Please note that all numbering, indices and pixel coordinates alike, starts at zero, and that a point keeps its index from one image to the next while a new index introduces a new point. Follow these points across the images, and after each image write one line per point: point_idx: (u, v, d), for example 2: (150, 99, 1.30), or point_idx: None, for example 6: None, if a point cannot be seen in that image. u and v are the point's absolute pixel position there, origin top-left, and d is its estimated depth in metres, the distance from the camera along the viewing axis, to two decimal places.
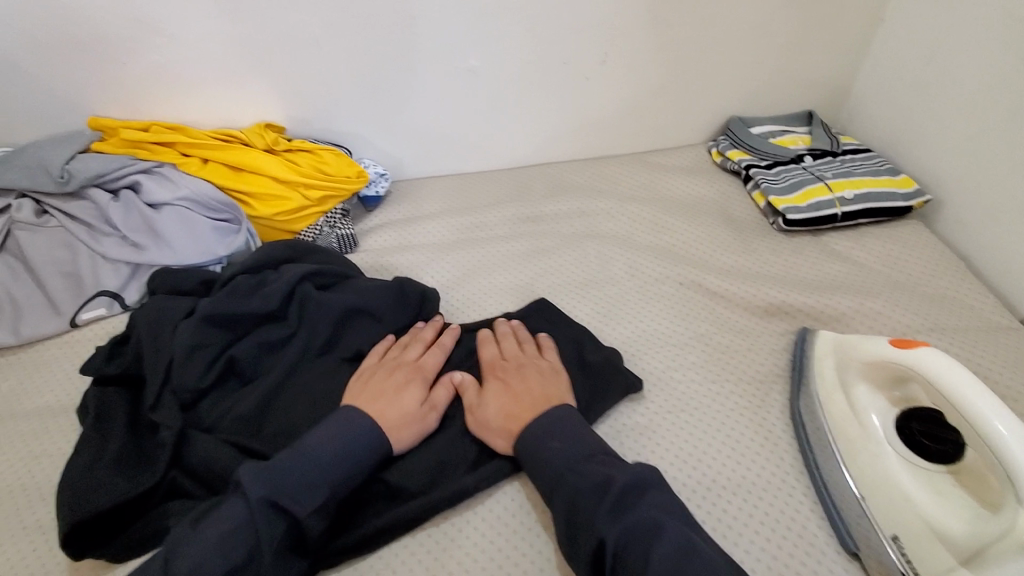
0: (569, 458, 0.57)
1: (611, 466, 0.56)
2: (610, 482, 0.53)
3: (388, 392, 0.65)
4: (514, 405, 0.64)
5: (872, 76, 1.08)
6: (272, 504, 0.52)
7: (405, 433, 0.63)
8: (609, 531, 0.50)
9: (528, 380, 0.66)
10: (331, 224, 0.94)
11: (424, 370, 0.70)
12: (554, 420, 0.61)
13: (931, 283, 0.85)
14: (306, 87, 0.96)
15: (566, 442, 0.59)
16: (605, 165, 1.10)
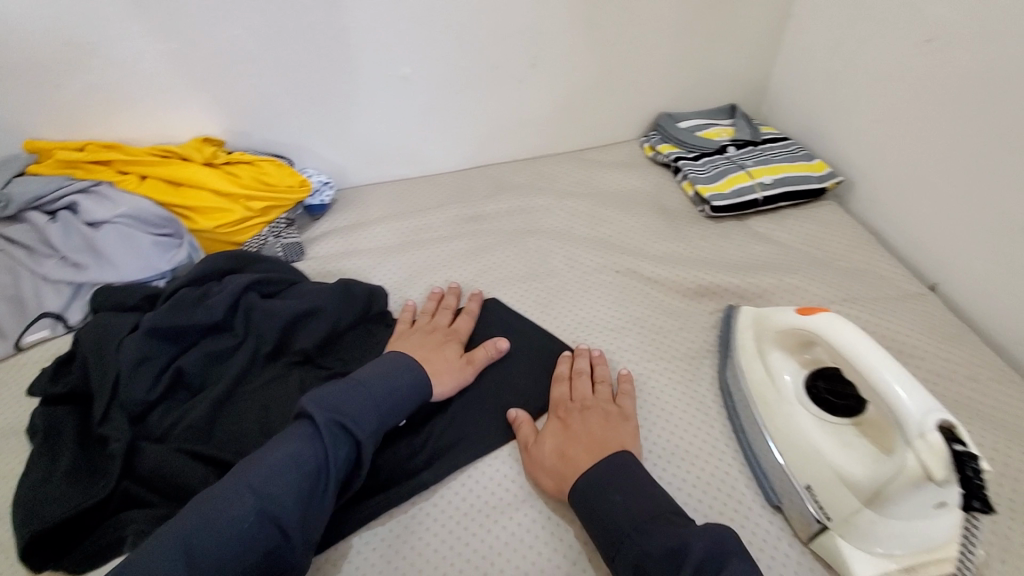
0: (635, 515, 0.54)
1: (682, 529, 0.52)
2: (686, 551, 0.49)
3: (429, 346, 0.73)
4: (576, 447, 0.63)
5: (786, 70, 1.15)
6: (338, 425, 0.58)
7: (445, 378, 0.70)
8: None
9: (589, 425, 0.65)
10: (275, 233, 0.95)
11: (458, 331, 0.78)
12: (618, 465, 0.59)
13: (845, 257, 0.92)
14: (244, 101, 0.98)
15: (632, 499, 0.56)
16: (545, 164, 1.14)
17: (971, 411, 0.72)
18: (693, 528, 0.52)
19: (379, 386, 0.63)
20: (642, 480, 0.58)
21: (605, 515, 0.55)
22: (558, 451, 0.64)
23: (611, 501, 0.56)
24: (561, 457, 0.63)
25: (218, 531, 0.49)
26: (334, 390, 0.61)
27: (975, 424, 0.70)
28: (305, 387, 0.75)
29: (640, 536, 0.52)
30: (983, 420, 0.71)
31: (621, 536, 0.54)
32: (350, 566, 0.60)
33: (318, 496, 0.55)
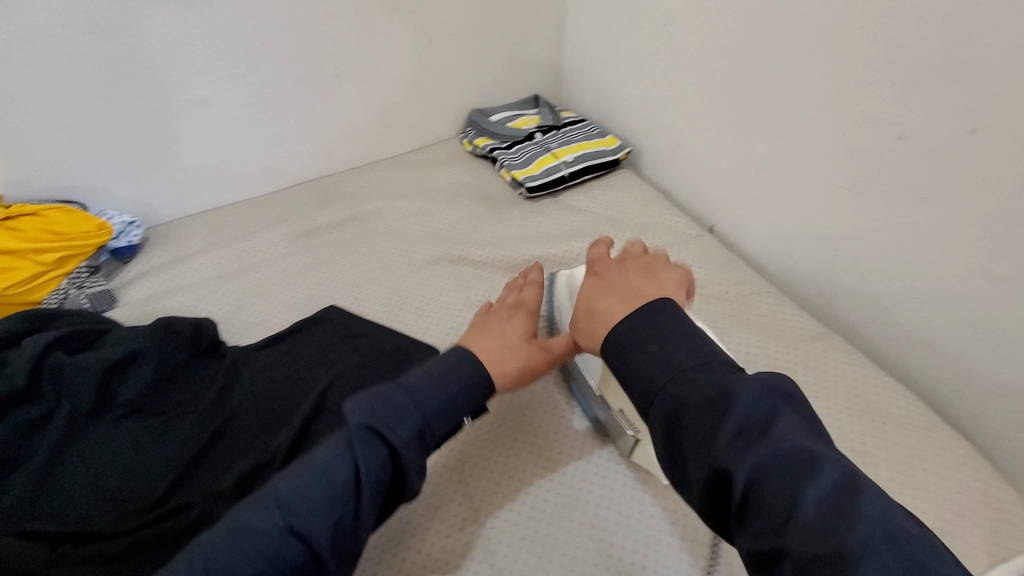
0: (670, 369, 0.48)
1: (727, 380, 0.45)
2: (732, 402, 0.43)
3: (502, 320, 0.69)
4: (602, 299, 0.58)
5: (573, 59, 1.30)
6: (368, 430, 0.52)
7: (506, 363, 0.62)
8: (739, 466, 0.40)
9: (606, 289, 0.59)
10: (77, 284, 0.87)
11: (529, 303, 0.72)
12: (649, 317, 0.52)
13: (640, 215, 1.08)
14: (12, 146, 0.88)
15: (665, 353, 0.49)
16: (371, 171, 1.17)
17: (740, 322, 0.89)
18: (736, 381, 0.45)
19: (423, 374, 0.57)
20: (676, 332, 0.50)
21: (637, 368, 0.49)
22: (585, 308, 0.59)
23: (644, 351, 0.50)
24: (589, 311, 0.58)
25: (267, 539, 0.46)
26: (378, 393, 0.55)
27: (743, 331, 0.88)
28: (140, 436, 0.71)
29: (684, 385, 0.46)
30: (749, 327, 0.89)
31: (653, 390, 0.48)
32: None
33: (355, 513, 0.49)
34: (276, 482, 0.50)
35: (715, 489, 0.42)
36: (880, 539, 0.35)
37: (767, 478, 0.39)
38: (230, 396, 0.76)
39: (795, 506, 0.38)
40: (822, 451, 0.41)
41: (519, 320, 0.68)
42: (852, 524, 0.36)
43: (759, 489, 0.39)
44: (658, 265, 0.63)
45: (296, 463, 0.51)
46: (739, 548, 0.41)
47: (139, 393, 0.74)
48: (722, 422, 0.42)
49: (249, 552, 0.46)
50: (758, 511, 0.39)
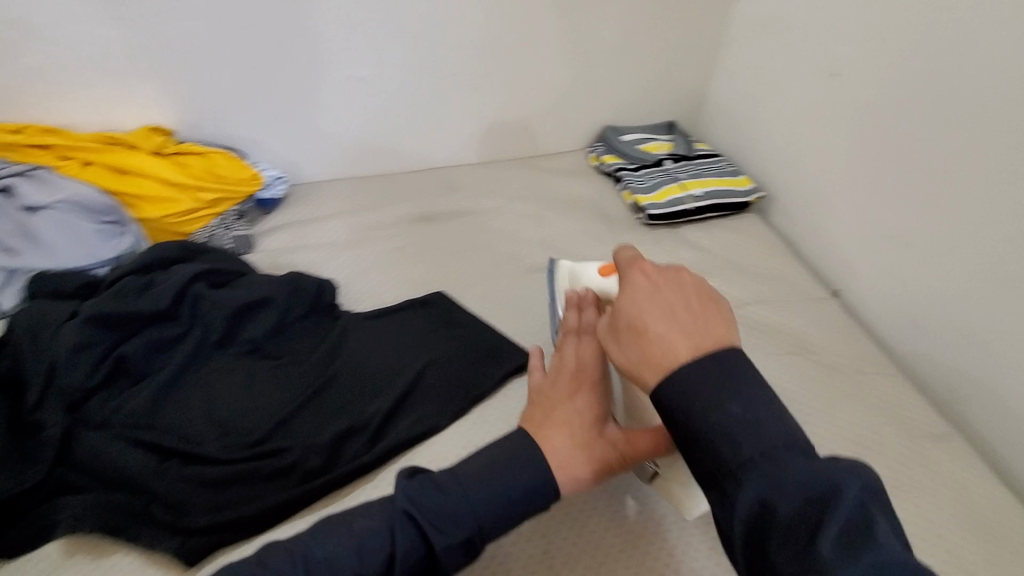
0: (761, 442, 0.40)
1: (824, 466, 0.39)
2: (837, 495, 0.37)
3: (558, 402, 0.61)
4: (657, 316, 0.47)
5: (719, 91, 1.26)
6: (412, 521, 0.51)
7: (578, 468, 0.57)
8: (847, 575, 0.35)
9: (653, 305, 0.48)
10: (225, 225, 0.96)
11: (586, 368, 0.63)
12: (718, 364, 0.43)
13: (763, 264, 1.02)
14: (195, 93, 0.98)
15: (752, 419, 0.41)
16: (495, 168, 1.19)
17: (859, 400, 0.82)
18: (833, 466, 0.39)
19: (477, 472, 0.54)
20: (762, 393, 0.43)
21: (720, 435, 0.41)
22: (631, 322, 0.48)
23: (724, 413, 0.41)
24: (639, 329, 0.47)
25: None
26: (431, 481, 0.53)
27: (862, 412, 0.80)
28: (253, 376, 0.76)
29: (773, 463, 0.39)
30: (868, 408, 0.81)
31: (737, 465, 0.40)
32: None
33: None
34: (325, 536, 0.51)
35: None
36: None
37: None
38: (334, 357, 0.80)
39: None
40: (923, 565, 0.36)
41: (584, 400, 0.61)
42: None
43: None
44: (673, 298, 0.49)
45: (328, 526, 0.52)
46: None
47: (261, 336, 0.80)
48: (826, 518, 0.37)
49: None
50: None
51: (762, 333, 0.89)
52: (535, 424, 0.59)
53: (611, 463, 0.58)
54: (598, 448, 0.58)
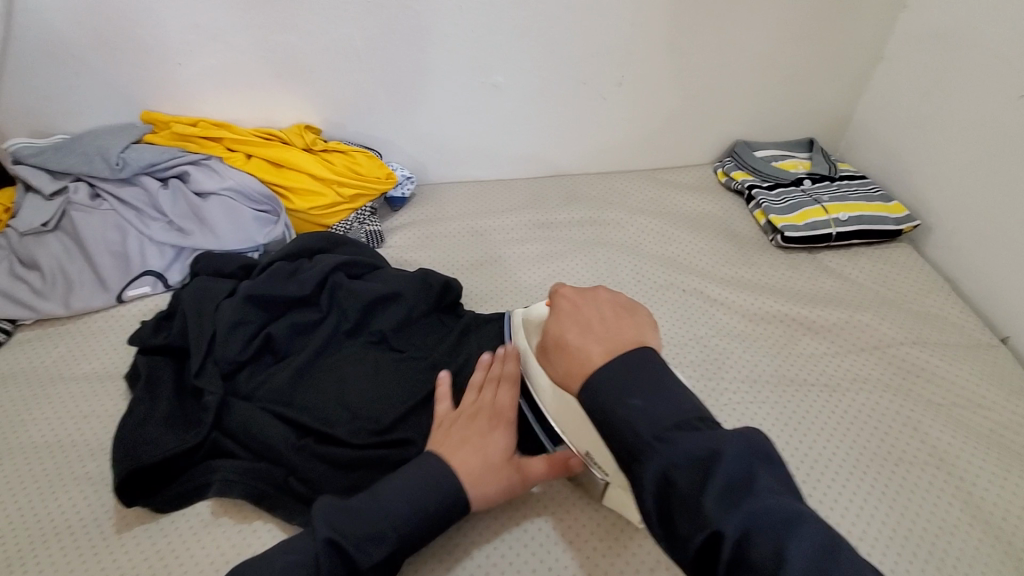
0: (654, 424, 0.44)
1: (708, 434, 0.42)
2: (716, 459, 0.40)
3: (477, 438, 0.62)
4: (575, 331, 0.53)
5: (871, 110, 1.17)
6: (337, 546, 0.51)
7: (489, 487, 0.59)
8: (730, 524, 0.38)
9: (572, 321, 0.55)
10: (360, 221, 1.01)
11: (503, 412, 0.65)
12: (635, 363, 0.48)
13: (917, 300, 0.92)
14: (345, 95, 1.04)
15: (653, 404, 0.45)
16: (616, 180, 1.18)
17: None
18: (722, 434, 0.42)
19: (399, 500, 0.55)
20: (641, 376, 0.47)
21: (625, 424, 0.45)
22: (554, 337, 0.54)
23: (626, 405, 0.45)
24: (559, 342, 0.53)
25: None
26: (351, 506, 0.54)
27: None
28: (380, 366, 0.79)
29: (667, 443, 0.42)
30: None
31: (641, 446, 0.43)
32: None
33: None
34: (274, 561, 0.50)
35: (708, 553, 0.39)
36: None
37: (757, 536, 0.37)
38: (458, 356, 0.80)
39: (782, 568, 0.36)
40: (798, 506, 0.39)
41: (499, 435, 0.62)
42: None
43: (748, 548, 0.37)
44: (572, 319, 0.55)
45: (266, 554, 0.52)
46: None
47: (391, 330, 0.82)
48: (708, 478, 0.39)
49: None
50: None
51: (917, 376, 0.81)
52: (444, 446, 0.61)
53: (512, 485, 0.61)
54: (506, 473, 0.61)
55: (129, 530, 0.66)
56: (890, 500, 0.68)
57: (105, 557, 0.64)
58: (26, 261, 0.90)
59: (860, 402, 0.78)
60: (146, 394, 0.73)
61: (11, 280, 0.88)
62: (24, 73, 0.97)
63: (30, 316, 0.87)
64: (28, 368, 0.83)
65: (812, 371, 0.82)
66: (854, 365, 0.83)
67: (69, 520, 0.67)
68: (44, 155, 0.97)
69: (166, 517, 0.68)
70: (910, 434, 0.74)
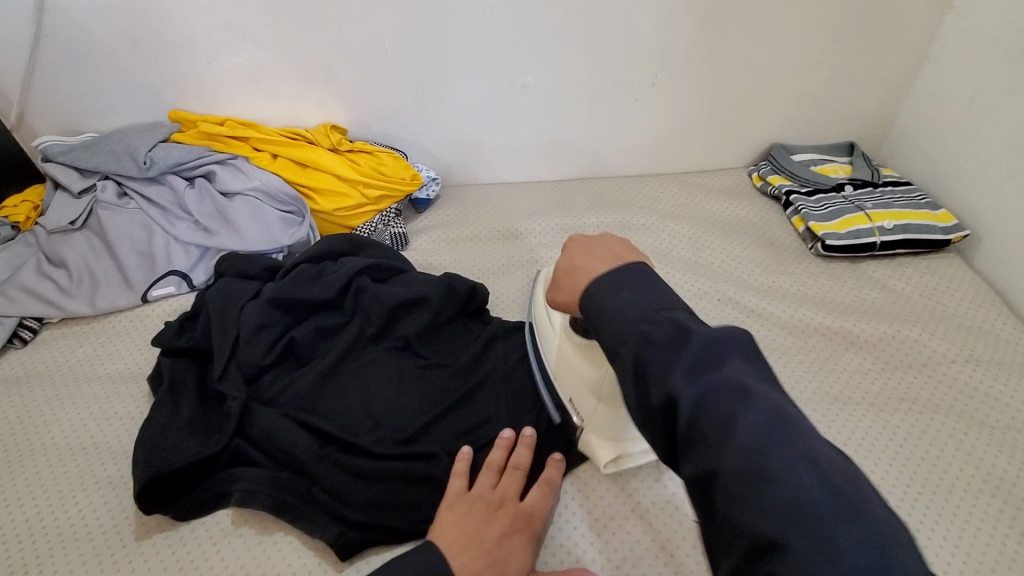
0: (642, 312, 0.43)
1: (690, 323, 0.42)
2: (690, 335, 0.40)
3: (494, 538, 0.56)
4: (581, 256, 0.53)
5: (915, 113, 1.11)
6: None
7: None
8: (685, 388, 0.38)
9: (576, 249, 0.55)
10: (385, 222, 1.00)
11: (525, 515, 0.60)
12: (631, 272, 0.47)
13: (967, 315, 0.88)
14: (371, 94, 1.03)
15: (642, 300, 0.44)
16: (647, 183, 1.15)
17: None
18: (708, 327, 0.41)
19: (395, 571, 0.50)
20: (642, 282, 0.46)
21: (614, 317, 0.44)
22: (565, 266, 0.54)
23: (617, 301, 0.45)
24: (568, 269, 0.53)
25: None
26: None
27: None
28: (405, 373, 0.77)
29: (648, 326, 0.42)
30: None
31: (619, 334, 0.43)
32: None
33: None
34: None
35: (670, 423, 0.38)
36: (809, 471, 0.34)
37: (712, 403, 0.37)
38: (484, 365, 0.78)
39: (730, 431, 0.35)
40: (762, 387, 0.38)
41: (518, 541, 0.57)
42: (778, 450, 0.35)
43: (702, 413, 0.37)
44: (578, 250, 0.55)
45: None
46: (682, 476, 0.38)
47: (415, 336, 0.80)
48: (678, 355, 0.39)
49: None
50: (707, 440, 0.36)
51: (968, 397, 0.77)
52: (455, 546, 0.54)
53: None
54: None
55: (149, 537, 0.65)
56: (940, 528, 0.65)
57: (125, 564, 0.63)
58: (53, 259, 0.90)
59: (908, 423, 0.74)
60: (168, 399, 0.72)
61: (38, 278, 0.88)
62: (54, 71, 0.97)
63: (56, 315, 0.87)
64: (54, 367, 0.83)
65: (857, 388, 0.78)
66: (901, 384, 0.79)
67: (91, 525, 0.66)
68: (73, 153, 0.97)
69: (187, 525, 0.66)
70: (963, 459, 0.71)
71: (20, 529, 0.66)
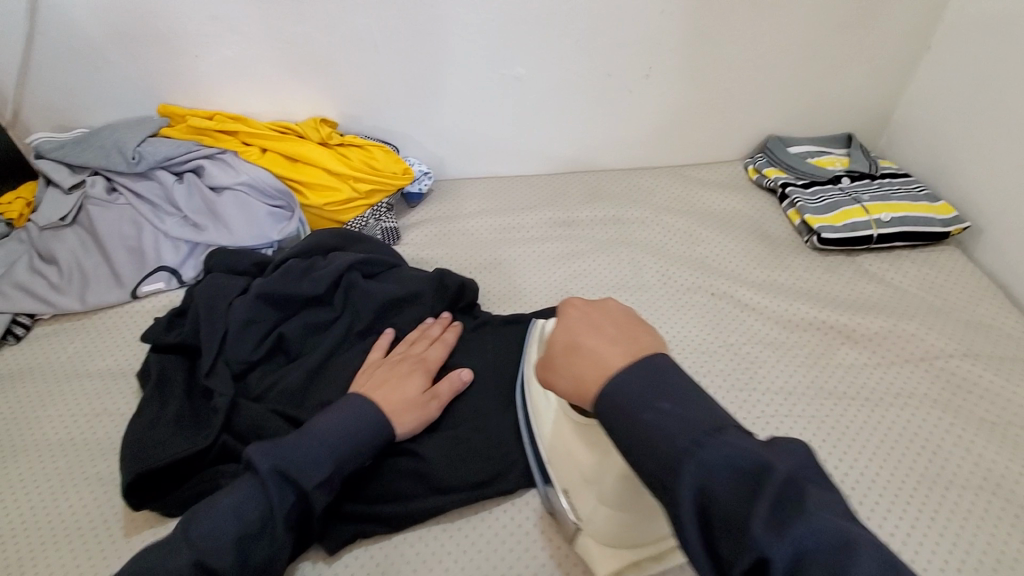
0: (685, 426, 0.40)
1: (749, 445, 0.37)
2: (766, 473, 0.35)
3: (393, 380, 0.69)
4: (585, 333, 0.50)
5: (915, 104, 1.10)
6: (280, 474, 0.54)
7: (406, 418, 0.66)
8: (779, 550, 0.32)
9: (584, 328, 0.50)
10: (376, 217, 0.99)
11: (427, 363, 0.73)
12: (657, 367, 0.44)
13: (966, 308, 0.87)
14: (362, 87, 1.01)
15: (679, 412, 0.41)
16: (642, 177, 1.13)
17: None
18: (769, 450, 0.38)
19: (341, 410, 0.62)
20: (676, 381, 0.43)
21: (648, 433, 0.40)
22: (566, 342, 0.50)
23: (651, 410, 0.41)
24: (570, 346, 0.50)
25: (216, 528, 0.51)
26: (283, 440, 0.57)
27: None
28: None
29: (703, 448, 0.37)
30: None
31: (671, 460, 0.38)
32: (425, 550, 0.65)
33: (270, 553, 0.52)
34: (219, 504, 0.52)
35: None
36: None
37: (813, 566, 0.32)
38: (475, 359, 0.78)
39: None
40: (858, 532, 0.34)
41: (416, 381, 0.70)
42: None
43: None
44: (581, 328, 0.50)
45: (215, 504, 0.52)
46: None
47: (404, 331, 0.80)
48: (756, 493, 0.35)
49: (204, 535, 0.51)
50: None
51: (965, 391, 0.76)
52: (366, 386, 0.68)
53: (429, 415, 0.69)
54: (422, 406, 0.68)
55: (137, 534, 0.65)
56: (935, 524, 0.64)
57: (112, 560, 0.63)
58: (43, 255, 0.90)
59: (904, 418, 0.73)
60: (156, 395, 0.72)
61: (28, 274, 0.88)
62: (45, 66, 0.97)
63: (47, 311, 0.87)
64: (44, 363, 0.83)
65: (851, 383, 0.77)
66: (898, 378, 0.78)
67: (78, 521, 0.66)
68: (64, 149, 0.96)
69: (174, 521, 0.66)
70: (961, 454, 0.70)
71: (7, 526, 0.65)
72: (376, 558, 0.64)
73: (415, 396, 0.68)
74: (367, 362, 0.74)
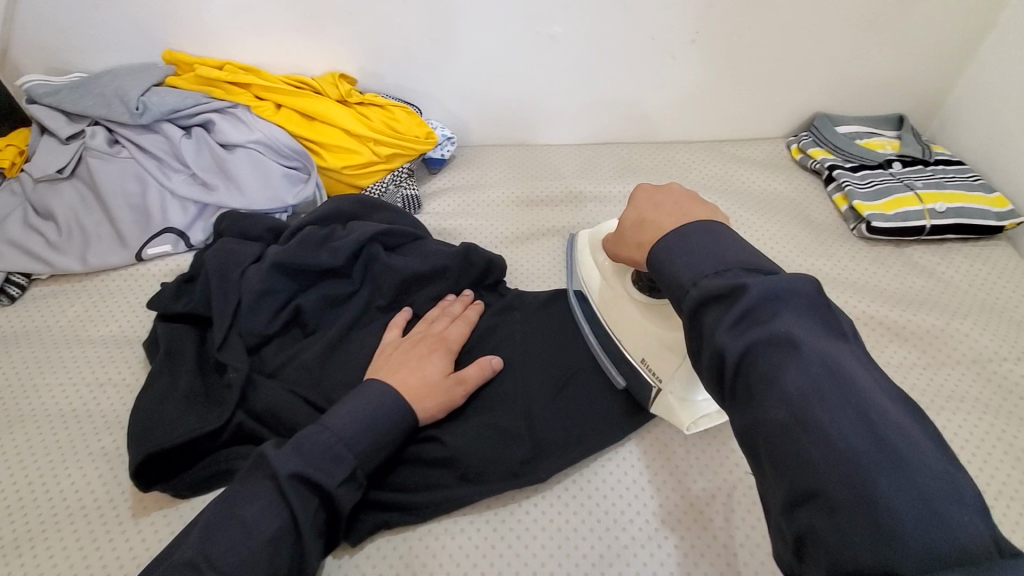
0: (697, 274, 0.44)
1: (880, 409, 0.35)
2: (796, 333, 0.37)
3: (412, 361, 0.65)
4: (649, 212, 0.54)
5: (974, 86, 1.03)
6: (300, 477, 0.53)
7: (430, 402, 0.63)
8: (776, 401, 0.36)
9: (646, 206, 0.55)
10: (396, 183, 0.93)
11: (447, 342, 0.69)
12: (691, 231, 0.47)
13: (1021, 308, 0.82)
14: (385, 41, 0.94)
15: (699, 257, 0.44)
16: (676, 151, 1.07)
17: None
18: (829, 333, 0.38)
19: (354, 410, 0.58)
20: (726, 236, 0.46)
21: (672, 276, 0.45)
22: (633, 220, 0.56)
23: (677, 260, 0.45)
24: (638, 223, 0.55)
25: (241, 535, 0.49)
26: (305, 438, 0.55)
27: None
28: None
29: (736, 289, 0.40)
30: None
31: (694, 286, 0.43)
32: (453, 543, 0.61)
33: (299, 563, 0.51)
34: (238, 512, 0.51)
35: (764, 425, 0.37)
36: (856, 429, 0.33)
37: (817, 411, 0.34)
38: (503, 341, 0.73)
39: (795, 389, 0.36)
40: (822, 346, 0.37)
41: (436, 361, 0.66)
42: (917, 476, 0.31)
43: (753, 372, 0.37)
44: (637, 215, 0.56)
45: (231, 508, 0.51)
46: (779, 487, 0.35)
47: (426, 309, 0.76)
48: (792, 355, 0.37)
49: (222, 545, 0.48)
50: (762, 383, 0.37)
51: (1018, 395, 0.73)
52: (384, 370, 0.65)
53: (455, 398, 0.65)
54: (446, 388, 0.64)
55: (147, 514, 0.61)
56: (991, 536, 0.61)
57: (122, 542, 0.59)
58: (41, 210, 0.84)
59: (958, 424, 0.70)
60: (164, 369, 0.68)
61: (24, 229, 0.82)
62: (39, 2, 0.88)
63: (45, 270, 0.81)
64: (45, 327, 0.78)
65: (900, 383, 0.73)
66: (948, 381, 0.74)
67: (83, 500, 0.62)
68: (61, 95, 0.89)
69: (186, 502, 0.62)
70: (1012, 464, 0.66)
71: (11, 501, 0.62)
72: (398, 549, 0.61)
73: (437, 380, 0.64)
74: (385, 342, 0.70)
